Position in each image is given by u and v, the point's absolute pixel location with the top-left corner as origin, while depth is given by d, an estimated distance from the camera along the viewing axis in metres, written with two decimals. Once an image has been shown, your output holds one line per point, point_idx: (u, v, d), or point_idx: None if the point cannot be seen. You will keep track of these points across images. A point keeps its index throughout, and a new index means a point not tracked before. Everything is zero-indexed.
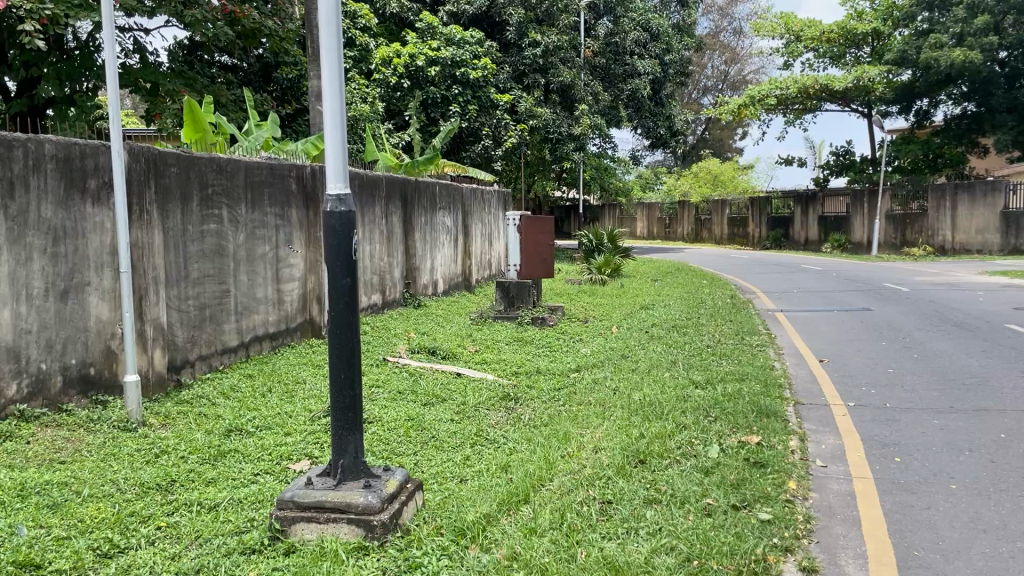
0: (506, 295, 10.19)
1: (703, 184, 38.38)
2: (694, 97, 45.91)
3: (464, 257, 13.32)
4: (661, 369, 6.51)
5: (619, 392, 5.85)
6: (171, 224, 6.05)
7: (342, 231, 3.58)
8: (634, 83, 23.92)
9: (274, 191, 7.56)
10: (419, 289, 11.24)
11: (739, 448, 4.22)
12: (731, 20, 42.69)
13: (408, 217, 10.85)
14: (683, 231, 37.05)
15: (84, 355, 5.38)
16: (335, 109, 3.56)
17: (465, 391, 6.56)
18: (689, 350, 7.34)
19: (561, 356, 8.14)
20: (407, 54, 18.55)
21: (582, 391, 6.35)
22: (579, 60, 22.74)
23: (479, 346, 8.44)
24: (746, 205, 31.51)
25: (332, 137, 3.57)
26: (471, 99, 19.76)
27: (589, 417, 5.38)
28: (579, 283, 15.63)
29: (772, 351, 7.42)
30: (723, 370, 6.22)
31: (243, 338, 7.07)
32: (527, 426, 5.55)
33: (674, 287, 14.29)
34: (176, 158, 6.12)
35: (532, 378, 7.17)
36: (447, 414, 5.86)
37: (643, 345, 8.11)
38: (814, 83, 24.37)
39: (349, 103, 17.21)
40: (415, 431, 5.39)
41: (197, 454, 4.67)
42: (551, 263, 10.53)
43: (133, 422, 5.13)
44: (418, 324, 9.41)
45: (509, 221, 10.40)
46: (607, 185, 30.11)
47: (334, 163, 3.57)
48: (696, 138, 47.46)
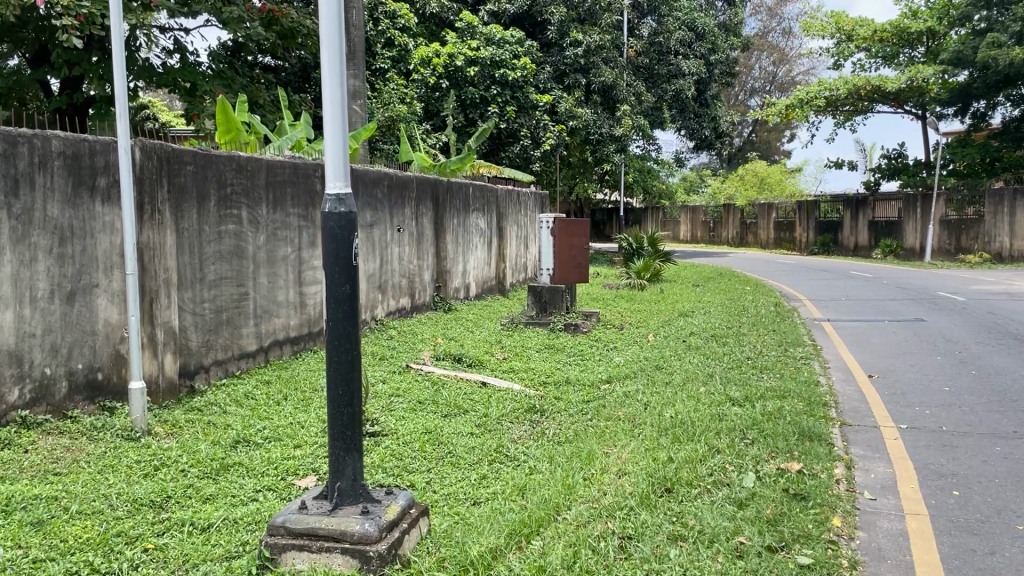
0: (538, 301, 9.85)
1: (748, 188, 37.60)
2: (741, 98, 45.07)
3: (498, 260, 13.03)
4: (697, 382, 6.12)
5: (650, 408, 5.49)
6: (186, 225, 5.84)
7: (343, 234, 3.29)
8: (678, 83, 23.44)
9: (297, 190, 7.35)
10: (450, 293, 10.98)
11: (778, 476, 3.84)
12: (780, 20, 41.86)
13: (440, 219, 10.59)
14: (728, 235, 36.33)
15: (91, 359, 5.18)
16: (335, 99, 3.28)
17: (489, 403, 6.27)
18: (729, 362, 6.93)
19: (592, 366, 7.79)
20: (447, 54, 18.36)
21: (612, 404, 6.00)
22: (622, 60, 22.30)
23: (507, 353, 8.13)
24: (793, 209, 30.73)
25: (332, 129, 3.29)
26: (510, 100, 19.49)
27: (617, 435, 5.03)
28: (617, 288, 15.23)
29: (817, 365, 6.98)
30: (763, 385, 5.81)
31: (263, 342, 6.86)
32: (551, 443, 5.22)
33: (716, 293, 13.81)
34: (193, 156, 5.92)
35: (560, 389, 6.83)
36: (467, 427, 5.57)
37: (679, 355, 7.72)
38: (865, 84, 23.63)
39: (387, 103, 17.07)
40: (431, 445, 5.10)
41: (198, 468, 4.42)
42: (586, 266, 10.16)
43: (137, 430, 4.91)
44: (446, 329, 9.13)
45: (543, 223, 10.06)
46: (650, 188, 29.57)
47: (335, 157, 3.28)
48: (743, 140, 46.59)
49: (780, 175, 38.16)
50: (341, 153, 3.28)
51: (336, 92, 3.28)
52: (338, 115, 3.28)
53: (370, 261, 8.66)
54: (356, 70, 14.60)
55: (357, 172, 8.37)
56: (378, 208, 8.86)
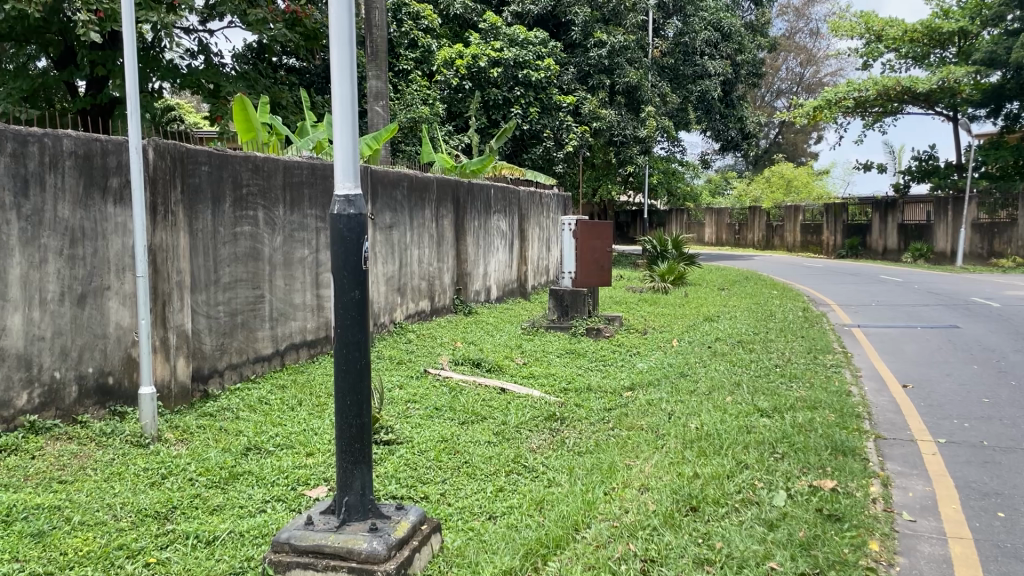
0: (559, 304, 9.70)
1: (775, 191, 37.23)
2: (767, 99, 44.62)
3: (519, 262, 12.87)
4: (723, 391, 5.91)
5: (675, 417, 5.30)
6: (200, 226, 5.73)
7: (351, 237, 3.14)
8: (704, 84, 23.20)
9: (315, 192, 7.22)
10: (470, 296, 10.83)
11: (811, 495, 3.64)
12: (808, 21, 41.43)
13: (460, 221, 10.44)
14: (753, 238, 35.91)
15: (102, 363, 5.08)
16: (345, 94, 3.13)
17: (508, 410, 6.12)
18: (756, 370, 6.70)
19: (615, 372, 7.60)
20: (470, 55, 18.25)
21: (635, 413, 5.80)
22: (647, 60, 22.06)
23: (528, 358, 7.97)
24: (821, 212, 30.29)
25: (340, 127, 3.14)
26: (534, 101, 19.33)
27: (640, 446, 4.84)
28: (641, 291, 15.02)
29: (848, 373, 6.73)
30: (792, 395, 5.59)
31: (279, 346, 6.74)
32: (570, 454, 5.05)
33: (742, 297, 13.55)
34: (208, 157, 5.81)
35: (581, 396, 6.65)
36: (485, 435, 5.41)
37: (704, 362, 7.51)
38: (895, 85, 23.22)
39: (409, 104, 16.99)
40: (447, 454, 4.94)
41: (206, 477, 4.30)
42: (609, 269, 9.93)
43: (146, 436, 4.79)
44: (466, 333, 8.98)
45: (565, 225, 9.86)
46: (675, 190, 29.26)
47: (344, 156, 3.13)
48: (769, 142, 46.11)
49: (808, 177, 37.66)
50: (351, 151, 3.13)
51: (345, 87, 3.13)
52: (347, 112, 3.14)
53: (389, 263, 8.53)
54: (378, 70, 14.53)
55: (376, 173, 8.24)
56: (398, 210, 8.73)
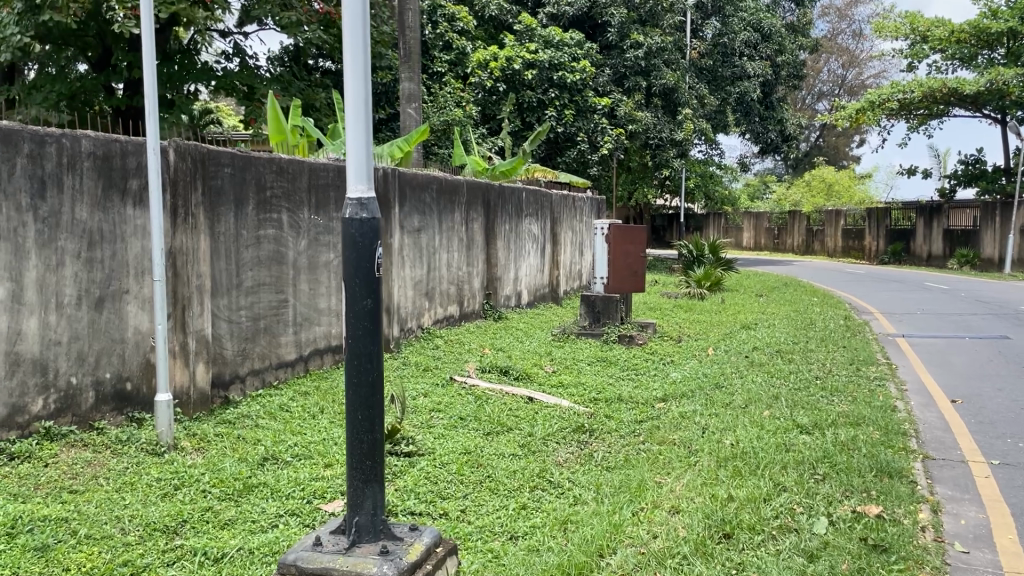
0: (591, 311, 9.48)
1: (817, 196, 36.61)
2: (808, 102, 43.87)
3: (551, 267, 12.67)
4: (760, 404, 5.64)
5: (709, 432, 5.06)
6: (222, 229, 5.62)
7: (364, 242, 2.96)
8: (743, 85, 22.80)
9: (341, 194, 7.09)
10: (500, 301, 10.65)
11: (854, 521, 3.40)
12: (850, 22, 40.74)
13: (491, 225, 10.27)
14: (793, 243, 35.27)
15: (120, 368, 4.98)
16: (358, 92, 2.96)
17: (535, 420, 5.92)
18: (796, 382, 6.42)
19: (648, 381, 7.36)
20: (505, 57, 18.11)
21: (667, 426, 5.56)
22: (684, 62, 21.72)
23: (558, 366, 7.77)
24: (863, 217, 29.63)
25: (354, 125, 2.96)
26: (569, 103, 19.12)
27: (671, 463, 4.61)
28: (676, 297, 14.73)
29: (893, 387, 6.42)
30: (834, 411, 5.32)
31: (303, 351, 6.62)
32: (599, 470, 4.83)
33: (780, 304, 13.19)
34: (230, 158, 5.70)
35: (612, 407, 6.43)
36: (510, 448, 5.22)
37: (741, 372, 7.24)
38: (941, 87, 22.60)
39: (443, 107, 16.89)
40: (470, 468, 4.76)
41: (220, 488, 4.15)
42: (643, 274, 9.70)
43: (162, 444, 4.67)
44: (495, 339, 8.79)
45: (597, 229, 9.63)
46: (713, 194, 28.82)
47: (357, 156, 2.96)
48: (810, 145, 45.34)
49: (849, 181, 36.94)
50: (364, 152, 2.96)
51: (359, 84, 2.95)
52: (361, 110, 2.96)
53: (417, 267, 8.38)
54: (410, 72, 14.44)
55: (405, 176, 8.11)
56: (427, 213, 8.59)
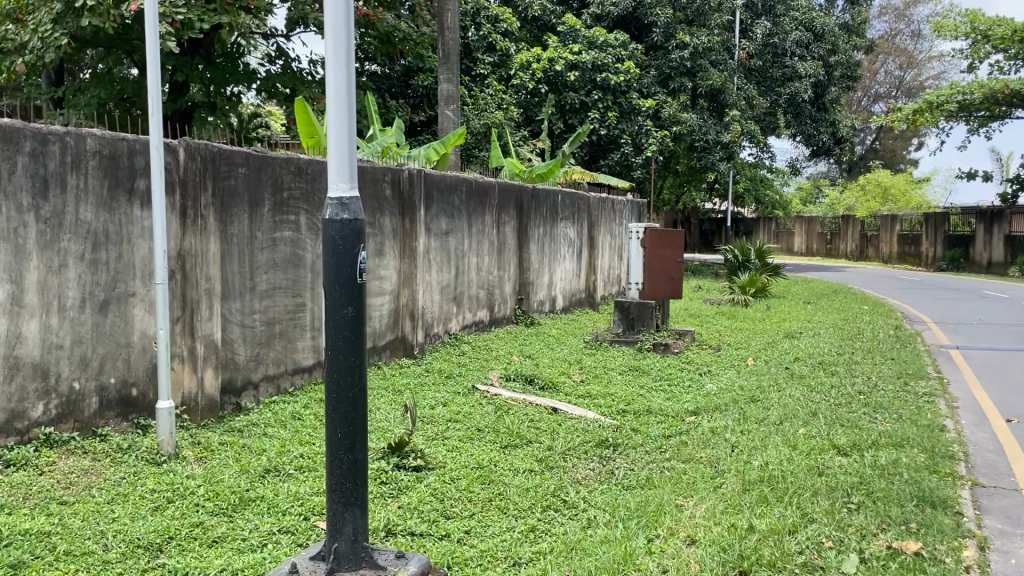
0: (625, 317, 9.19)
1: (871, 200, 35.59)
2: (864, 104, 42.74)
3: (588, 271, 12.38)
4: (796, 421, 5.27)
5: (739, 451, 4.73)
6: (235, 231, 5.47)
7: (345, 247, 2.73)
8: (794, 86, 22.17)
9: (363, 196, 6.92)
10: (533, 306, 10.41)
11: (889, 560, 3.07)
12: (909, 22, 39.60)
13: (524, 228, 10.04)
14: (846, 248, 34.30)
15: (125, 373, 4.85)
16: (340, 83, 2.72)
17: (556, 434, 5.66)
18: (837, 397, 6.02)
19: (680, 393, 7.02)
20: (547, 58, 17.89)
21: (695, 443, 5.24)
22: (733, 62, 21.19)
23: (587, 375, 7.49)
24: (920, 222, 28.63)
25: (335, 118, 2.73)
26: (612, 105, 18.81)
27: (695, 484, 4.30)
28: (718, 303, 14.30)
29: (943, 405, 5.98)
30: (876, 430, 4.93)
31: (321, 357, 6.45)
32: (618, 489, 4.53)
33: (828, 312, 12.69)
34: (245, 158, 5.54)
35: (640, 420, 6.11)
36: (526, 463, 4.96)
37: (779, 384, 6.87)
38: (1004, 87, 21.66)
39: (483, 108, 16.71)
40: (481, 484, 4.50)
41: (214, 502, 3.96)
42: (679, 278, 9.29)
43: (162, 454, 4.50)
44: (525, 346, 8.56)
45: (632, 233, 9.32)
46: (763, 197, 28.14)
47: (339, 153, 2.73)
48: (865, 148, 44.13)
49: (906, 185, 35.82)
50: (346, 148, 2.74)
51: (340, 76, 2.73)
52: (343, 104, 2.74)
53: (444, 271, 8.20)
54: (449, 74, 14.30)
55: (433, 177, 7.93)
56: (456, 216, 8.40)
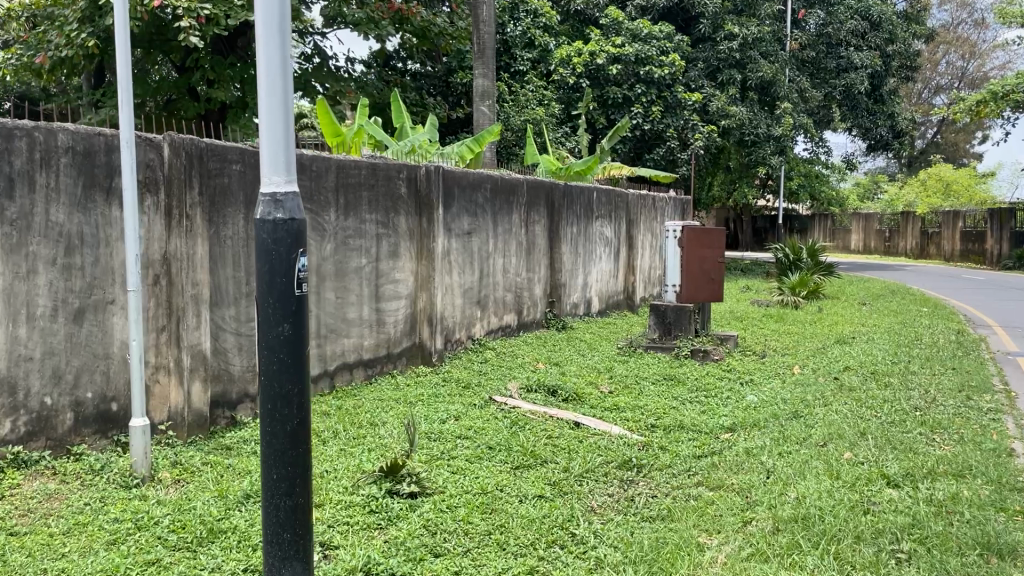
0: (661, 322, 8.65)
1: (932, 195, 34.28)
2: (925, 97, 41.21)
3: (626, 272, 11.85)
4: (841, 443, 4.69)
5: (775, 477, 4.21)
6: (227, 233, 5.09)
7: (279, 251, 2.26)
8: (849, 77, 21.19)
9: (375, 195, 6.50)
10: (566, 309, 9.94)
11: None
12: (971, 11, 37.98)
13: (555, 228, 9.56)
14: (906, 246, 32.96)
15: (103, 387, 4.51)
16: (273, 58, 2.27)
17: (577, 452, 5.20)
18: (891, 413, 5.41)
19: (716, 406, 6.46)
20: (589, 52, 17.44)
21: (726, 466, 4.70)
22: (784, 53, 20.36)
23: (616, 386, 6.98)
24: (985, 218, 27.24)
25: (267, 100, 2.27)
26: (656, 99, 18.25)
27: (722, 517, 3.79)
28: (766, 305, 13.64)
29: (1011, 423, 5.32)
30: (933, 455, 4.33)
31: (328, 366, 6.05)
32: (635, 521, 4.03)
33: (885, 315, 11.92)
34: (240, 154, 5.15)
35: (670, 437, 5.58)
36: (536, 489, 4.47)
37: (827, 396, 6.28)
38: None
39: (522, 104, 16.33)
40: (481, 513, 4.05)
41: (178, 535, 3.56)
42: (720, 280, 8.70)
43: (136, 476, 4.13)
44: (553, 353, 8.08)
45: (670, 232, 8.76)
46: (818, 194, 27.15)
47: (273, 140, 2.28)
48: (927, 142, 42.50)
49: (970, 180, 34.32)
50: (282, 135, 2.29)
51: (273, 50, 2.27)
52: (277, 83, 2.28)
53: (466, 274, 7.78)
54: (484, 68, 13.88)
55: (454, 174, 7.50)
56: (479, 215, 7.97)
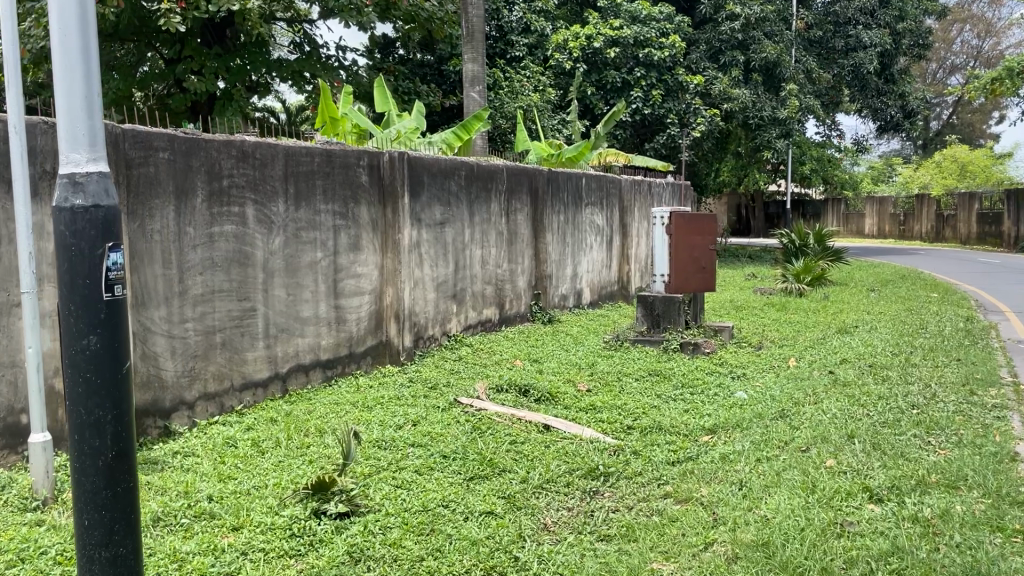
0: (649, 314, 8.19)
1: (947, 177, 33.47)
2: (939, 77, 40.29)
3: (620, 261, 11.41)
4: (826, 447, 4.25)
5: (747, 489, 3.78)
6: (154, 226, 4.68)
7: (80, 248, 1.89)
8: (858, 57, 20.51)
9: (331, 183, 6.07)
10: (553, 301, 9.51)
11: None
12: None
13: (540, 217, 9.12)
14: (921, 229, 32.20)
15: (11, 399, 4.11)
16: (67, 10, 1.91)
17: (540, 459, 4.77)
18: (885, 412, 4.93)
19: (701, 404, 5.97)
20: (585, 35, 16.91)
21: (699, 475, 4.26)
22: (789, 33, 19.72)
23: (594, 384, 6.52)
24: (1002, 199, 26.45)
25: (63, 60, 1.92)
26: (657, 83, 17.70)
27: (683, 537, 3.36)
28: (770, 293, 13.12)
29: (1018, 421, 4.83)
30: (926, 462, 3.85)
31: (279, 368, 5.65)
32: (589, 542, 3.59)
33: (893, 302, 11.35)
34: (168, 141, 4.75)
35: (648, 439, 5.12)
36: (486, 503, 4.05)
37: (820, 393, 5.80)
38: None
39: (516, 89, 15.82)
40: (417, 534, 3.63)
41: (63, 569, 3.15)
42: (712, 268, 8.27)
43: (37, 499, 3.74)
44: (534, 349, 7.65)
45: (656, 219, 8.27)
46: (830, 177, 26.46)
47: (72, 109, 1.93)
48: (942, 123, 41.60)
49: (985, 160, 33.50)
50: (83, 102, 1.93)
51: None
52: (72, 38, 1.92)
53: (439, 266, 7.35)
54: (473, 52, 13.36)
55: (423, 160, 7.04)
56: (453, 204, 7.54)
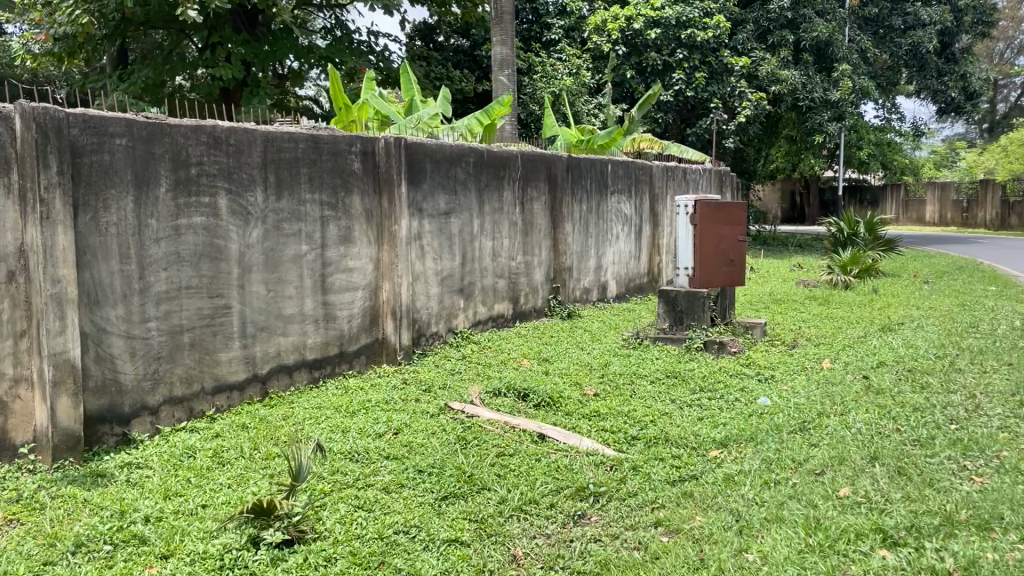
0: (672, 310, 7.66)
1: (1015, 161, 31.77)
2: (1007, 56, 38.31)
3: (650, 252, 10.87)
4: (843, 472, 3.71)
5: (745, 525, 3.26)
6: (109, 218, 4.33)
7: None
8: (915, 36, 19.40)
9: (318, 170, 5.67)
10: (574, 294, 9.03)
11: None
12: None
13: (558, 206, 8.63)
14: (986, 217, 30.69)
15: None
16: None
17: (525, 476, 4.29)
18: (919, 429, 4.34)
19: (718, 412, 5.43)
20: (625, 16, 16.22)
21: (699, 499, 3.77)
22: (843, 11, 18.69)
23: (603, 388, 6.00)
24: None
25: None
26: (701, 65, 16.86)
27: None
28: (813, 286, 12.41)
29: None
30: (958, 494, 3.30)
31: (259, 370, 5.32)
32: None
33: (945, 295, 10.54)
34: (126, 127, 4.41)
35: (652, 452, 4.60)
36: (452, 529, 3.61)
37: (851, 404, 5.18)
38: None
39: (551, 73, 15.28)
40: (360, 569, 3.20)
41: None
42: (740, 261, 7.70)
43: None
44: (546, 346, 7.18)
45: (680, 207, 7.62)
46: (888, 162, 25.27)
47: None
48: (1010, 105, 39.61)
49: None
50: None
51: None
52: None
53: (444, 259, 6.92)
54: (503, 35, 12.88)
55: (425, 147, 6.60)
56: (460, 193, 7.10)
